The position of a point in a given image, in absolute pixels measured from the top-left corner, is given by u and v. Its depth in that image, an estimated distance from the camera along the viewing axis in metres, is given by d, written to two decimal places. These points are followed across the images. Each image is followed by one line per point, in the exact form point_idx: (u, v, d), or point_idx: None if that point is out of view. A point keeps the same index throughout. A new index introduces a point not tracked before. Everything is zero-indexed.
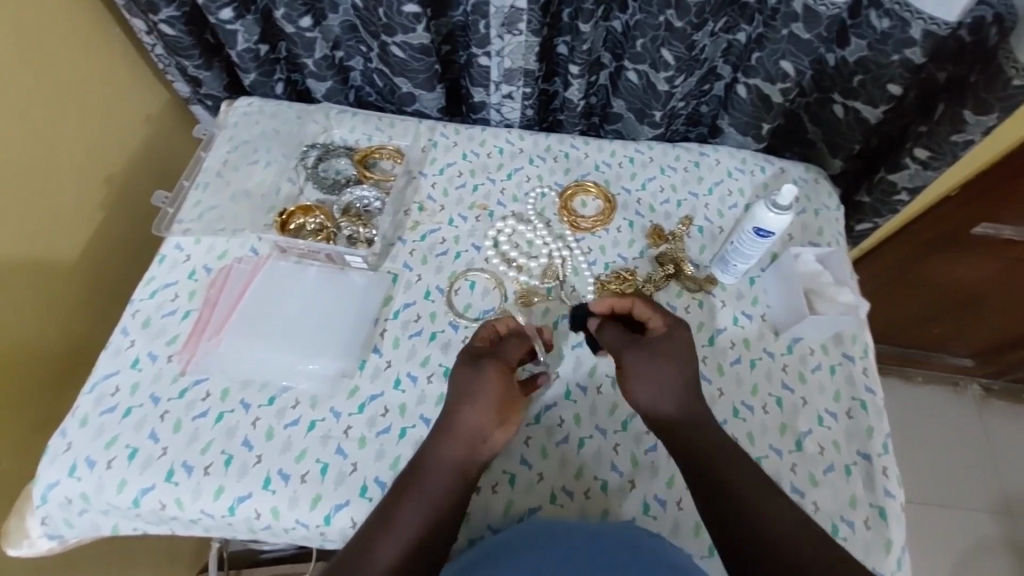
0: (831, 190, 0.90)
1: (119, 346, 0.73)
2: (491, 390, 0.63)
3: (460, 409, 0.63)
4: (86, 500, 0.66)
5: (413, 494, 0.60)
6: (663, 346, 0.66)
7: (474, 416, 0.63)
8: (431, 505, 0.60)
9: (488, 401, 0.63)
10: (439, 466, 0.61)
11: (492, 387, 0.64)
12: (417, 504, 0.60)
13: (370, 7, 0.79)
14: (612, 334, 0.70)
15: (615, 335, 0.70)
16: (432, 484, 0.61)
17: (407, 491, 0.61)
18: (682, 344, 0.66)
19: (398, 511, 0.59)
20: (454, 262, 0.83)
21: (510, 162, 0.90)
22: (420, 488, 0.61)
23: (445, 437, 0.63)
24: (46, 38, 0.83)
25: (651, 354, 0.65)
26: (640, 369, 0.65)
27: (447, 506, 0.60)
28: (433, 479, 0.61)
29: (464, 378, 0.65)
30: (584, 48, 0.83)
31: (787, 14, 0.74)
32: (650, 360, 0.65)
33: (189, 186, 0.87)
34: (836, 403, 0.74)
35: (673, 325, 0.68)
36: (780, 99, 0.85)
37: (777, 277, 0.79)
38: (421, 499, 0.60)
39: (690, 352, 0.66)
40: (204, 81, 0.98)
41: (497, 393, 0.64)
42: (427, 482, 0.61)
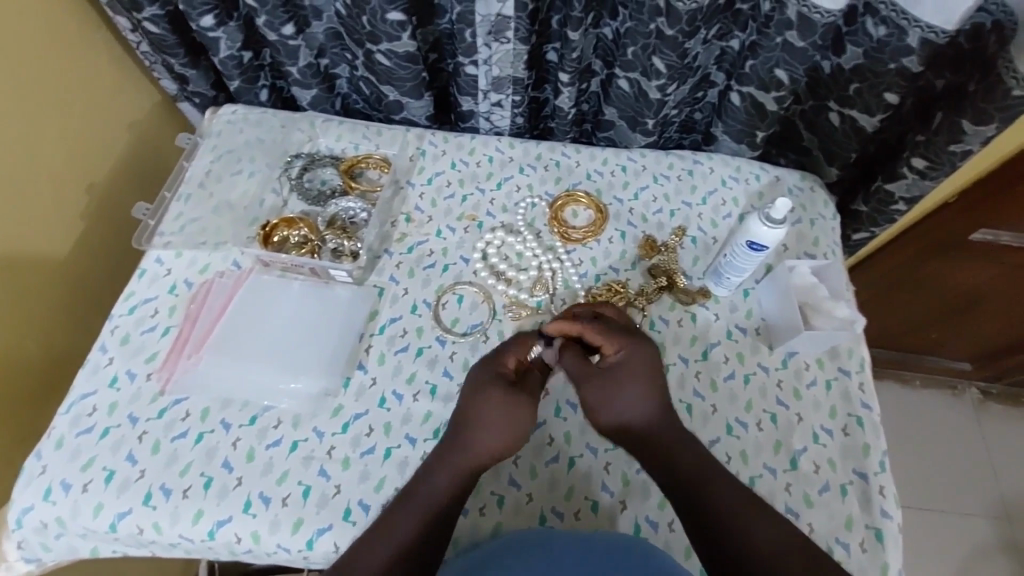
0: (826, 199, 0.88)
1: (97, 364, 0.71)
2: (515, 409, 0.62)
3: (483, 424, 0.61)
4: (61, 525, 0.64)
5: (418, 501, 0.59)
6: (621, 371, 0.63)
7: (496, 434, 0.61)
8: (427, 521, 0.58)
9: (507, 423, 0.61)
10: (447, 477, 0.60)
11: (512, 410, 0.62)
12: (416, 517, 0.58)
13: (353, 15, 0.77)
14: (569, 363, 0.66)
15: (573, 364, 0.66)
16: (437, 492, 0.59)
17: (409, 498, 0.59)
18: (637, 365, 0.63)
19: (400, 513, 0.58)
20: (442, 275, 0.81)
21: (500, 172, 0.89)
22: (425, 494, 0.59)
23: (460, 450, 0.61)
24: (26, 49, 0.81)
25: (608, 381, 0.63)
26: (600, 396, 0.63)
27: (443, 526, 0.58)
28: (436, 493, 0.59)
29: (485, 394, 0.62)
30: (573, 57, 0.81)
31: (781, 21, 0.72)
32: (611, 380, 0.62)
33: (171, 198, 0.85)
34: (831, 420, 0.73)
35: (626, 345, 0.64)
36: (775, 107, 0.83)
37: (771, 289, 0.78)
38: (421, 512, 0.58)
39: (646, 375, 0.63)
40: (190, 78, 0.96)
41: (517, 417, 0.62)
42: (430, 497, 0.59)
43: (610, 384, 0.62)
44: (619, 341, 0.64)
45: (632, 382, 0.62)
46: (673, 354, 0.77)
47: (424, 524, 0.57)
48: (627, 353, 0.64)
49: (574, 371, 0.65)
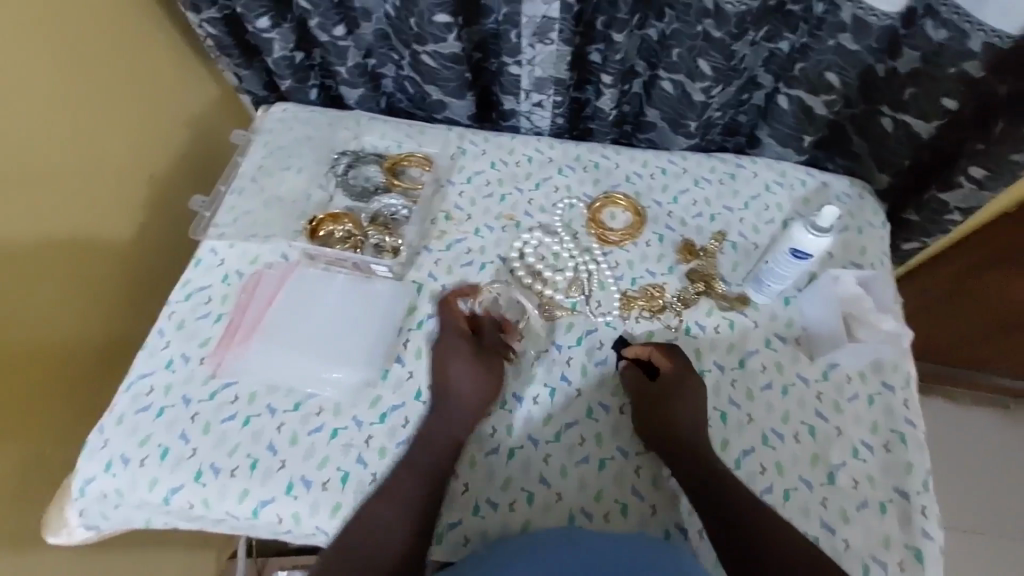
0: (876, 207, 0.87)
1: (154, 347, 0.76)
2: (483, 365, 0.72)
3: (457, 380, 0.70)
4: (120, 496, 0.68)
5: (413, 469, 0.66)
6: (672, 392, 0.69)
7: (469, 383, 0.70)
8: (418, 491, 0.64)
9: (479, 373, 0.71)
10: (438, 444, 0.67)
11: (474, 370, 0.71)
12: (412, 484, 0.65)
13: (402, 17, 0.79)
14: (631, 381, 0.72)
15: (632, 379, 0.73)
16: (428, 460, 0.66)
17: (405, 470, 0.66)
18: (693, 387, 0.70)
19: (398, 482, 0.65)
20: (479, 274, 0.82)
21: (539, 172, 0.90)
22: (417, 463, 0.66)
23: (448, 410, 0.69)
24: (94, 47, 0.86)
25: (659, 394, 0.69)
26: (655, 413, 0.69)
27: (431, 497, 0.64)
28: (429, 462, 0.66)
29: (448, 363, 0.72)
30: (617, 58, 0.81)
31: (834, 24, 0.70)
32: (664, 395, 0.69)
33: (225, 191, 0.89)
34: (872, 435, 0.71)
35: (682, 368, 0.71)
36: (825, 111, 0.81)
37: (814, 299, 0.76)
38: (415, 480, 0.65)
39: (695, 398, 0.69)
40: (244, 78, 1.00)
41: (479, 381, 0.70)
42: (423, 466, 0.66)
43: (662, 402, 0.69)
44: (671, 364, 0.71)
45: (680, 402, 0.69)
46: (709, 360, 0.76)
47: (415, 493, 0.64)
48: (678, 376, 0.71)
49: (632, 387, 0.72)
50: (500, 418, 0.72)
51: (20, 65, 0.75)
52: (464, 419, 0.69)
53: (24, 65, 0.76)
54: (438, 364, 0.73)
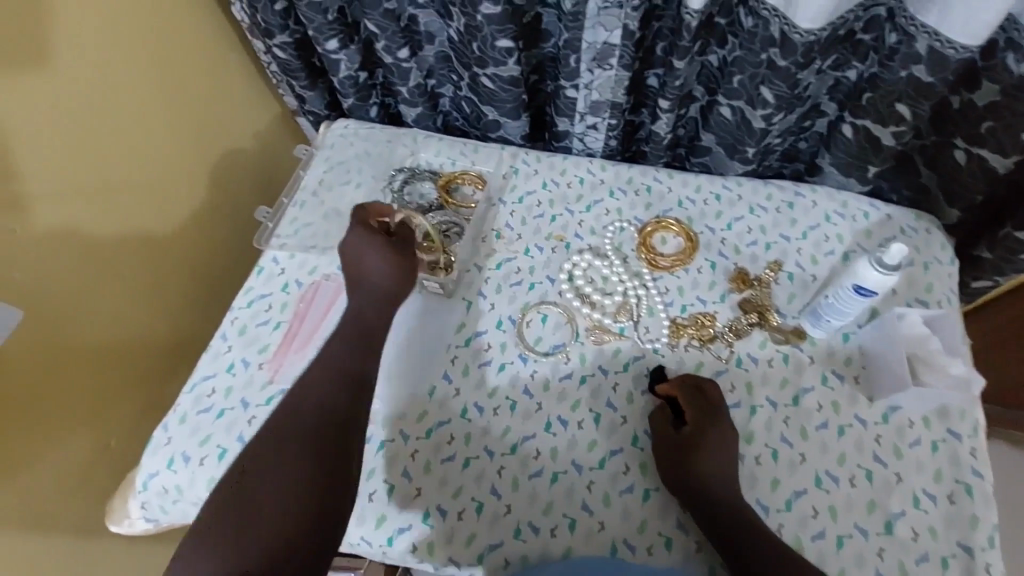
0: (944, 242, 0.83)
1: (217, 350, 0.80)
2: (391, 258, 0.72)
3: (369, 275, 0.72)
4: (179, 492, 0.72)
5: (290, 431, 0.63)
6: (694, 442, 0.66)
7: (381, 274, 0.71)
8: (301, 443, 0.61)
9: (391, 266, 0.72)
10: (317, 398, 0.65)
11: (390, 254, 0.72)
12: (292, 443, 0.61)
13: (465, 41, 0.81)
14: (656, 426, 0.71)
15: (658, 424, 0.71)
16: (307, 414, 0.64)
17: (281, 432, 0.63)
18: (718, 436, 0.67)
19: (275, 444, 0.61)
20: (527, 293, 0.83)
21: (590, 194, 0.90)
22: (294, 423, 0.63)
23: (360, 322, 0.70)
24: (171, 65, 0.91)
25: (683, 445, 0.67)
26: (678, 463, 0.67)
27: (325, 446, 0.61)
28: (305, 416, 0.64)
29: (362, 251, 0.72)
30: (676, 84, 0.80)
31: (908, 55, 0.67)
32: (686, 445, 0.67)
33: (288, 203, 0.93)
34: (935, 484, 0.68)
35: (704, 415, 0.68)
36: (892, 142, 0.78)
37: (874, 338, 0.73)
38: (293, 437, 0.62)
39: (720, 447, 0.66)
40: (308, 99, 1.04)
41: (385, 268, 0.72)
42: (300, 422, 0.63)
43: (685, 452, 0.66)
44: (693, 411, 0.69)
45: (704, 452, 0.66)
46: (760, 395, 0.74)
47: (299, 448, 0.61)
48: (700, 424, 0.68)
49: (657, 432, 0.70)
50: (544, 441, 0.72)
51: (109, 81, 0.81)
52: (374, 309, 0.71)
53: (114, 81, 0.82)
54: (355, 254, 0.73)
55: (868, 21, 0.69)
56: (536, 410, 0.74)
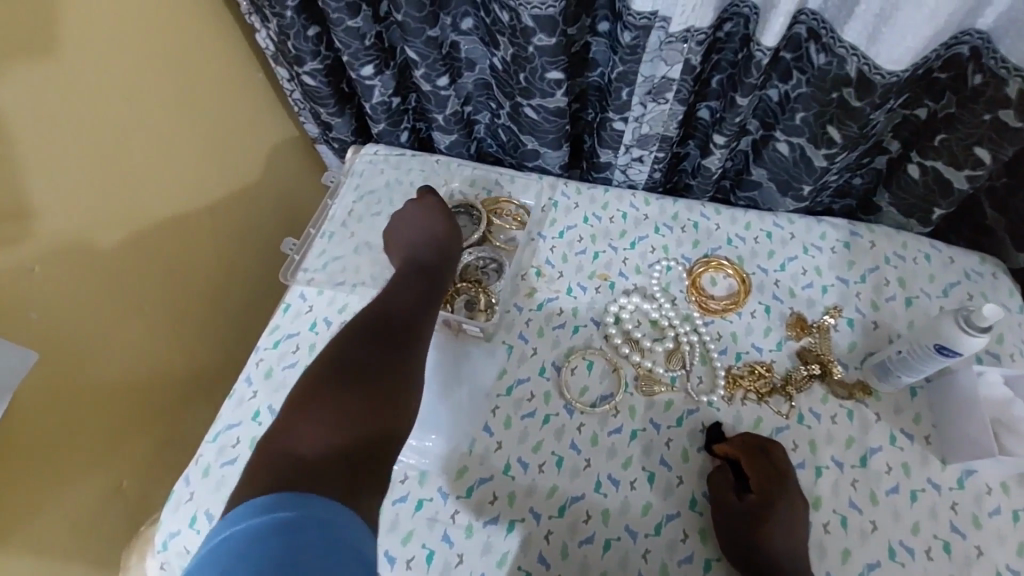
0: (1012, 287, 0.79)
1: (242, 395, 0.75)
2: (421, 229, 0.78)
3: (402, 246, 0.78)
4: None
5: (368, 331, 0.63)
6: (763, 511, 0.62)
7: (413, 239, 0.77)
8: (373, 344, 0.61)
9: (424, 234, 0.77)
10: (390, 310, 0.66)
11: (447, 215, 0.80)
12: (365, 340, 0.62)
13: (510, 71, 0.76)
14: (717, 490, 0.65)
15: (720, 488, 0.65)
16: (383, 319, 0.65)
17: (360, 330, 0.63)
18: (788, 505, 0.62)
19: (353, 340, 0.62)
20: (572, 337, 0.78)
21: (634, 230, 0.85)
22: (372, 325, 0.64)
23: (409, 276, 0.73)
24: (195, 88, 0.87)
25: (750, 513, 0.62)
26: (745, 532, 0.61)
27: (389, 354, 0.61)
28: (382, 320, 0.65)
29: (397, 230, 0.80)
30: (735, 121, 0.76)
31: (994, 98, 0.63)
32: (755, 514, 0.62)
33: (315, 234, 0.88)
34: (1019, 559, 0.63)
35: (771, 481, 0.64)
36: (966, 186, 0.73)
37: (948, 396, 0.68)
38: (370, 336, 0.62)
39: (791, 517, 0.61)
40: (336, 126, 0.99)
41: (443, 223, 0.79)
42: (376, 324, 0.64)
43: (753, 521, 0.61)
44: (759, 476, 0.64)
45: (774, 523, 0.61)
46: (825, 454, 0.69)
47: (371, 347, 0.61)
48: (767, 491, 0.63)
49: (719, 498, 0.65)
50: (595, 502, 0.67)
51: (132, 108, 0.77)
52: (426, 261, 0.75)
53: (138, 108, 0.78)
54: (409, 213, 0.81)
55: (947, 60, 0.65)
56: (585, 468, 0.69)
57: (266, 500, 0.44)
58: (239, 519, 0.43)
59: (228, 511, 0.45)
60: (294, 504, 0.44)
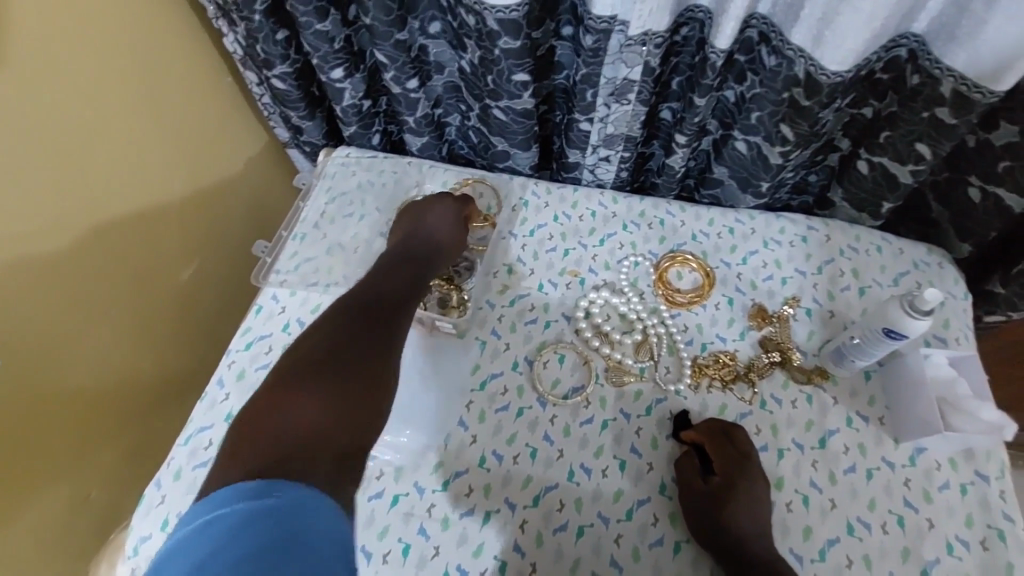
0: (957, 276, 0.83)
1: (214, 397, 0.74)
2: (428, 224, 0.81)
3: (407, 233, 0.80)
4: None
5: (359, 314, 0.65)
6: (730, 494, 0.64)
7: (425, 230, 0.80)
8: (365, 326, 0.63)
9: (428, 227, 0.81)
10: (378, 296, 0.68)
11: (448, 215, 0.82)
12: (357, 322, 0.63)
13: (478, 73, 0.78)
14: (684, 476, 0.68)
15: (688, 474, 0.67)
16: (374, 303, 0.67)
17: (354, 313, 0.65)
18: (749, 487, 0.65)
19: (346, 321, 0.63)
20: (543, 332, 0.80)
21: (603, 228, 0.87)
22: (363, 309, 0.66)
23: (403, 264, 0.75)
24: (161, 91, 0.86)
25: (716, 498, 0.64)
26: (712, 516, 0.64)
27: (380, 337, 0.63)
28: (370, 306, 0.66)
29: (410, 218, 0.82)
30: (695, 120, 0.79)
31: (931, 97, 0.67)
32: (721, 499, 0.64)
33: (287, 236, 0.88)
34: (968, 530, 0.67)
35: (735, 465, 0.66)
36: (910, 180, 0.78)
37: (899, 378, 0.72)
38: (362, 319, 0.64)
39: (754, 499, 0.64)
40: (306, 129, 1.00)
41: (444, 223, 0.81)
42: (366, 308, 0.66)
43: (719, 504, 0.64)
44: (723, 461, 0.67)
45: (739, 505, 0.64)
46: (786, 437, 0.72)
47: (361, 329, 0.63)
48: (732, 474, 0.66)
49: (687, 484, 0.67)
50: (568, 491, 0.68)
51: (97, 110, 0.77)
52: (421, 254, 0.77)
53: (103, 110, 0.77)
54: (415, 211, 0.83)
55: (888, 62, 0.69)
56: (558, 458, 0.70)
57: (251, 485, 0.45)
58: (224, 501, 0.44)
59: (201, 496, 0.47)
60: (281, 493, 0.45)
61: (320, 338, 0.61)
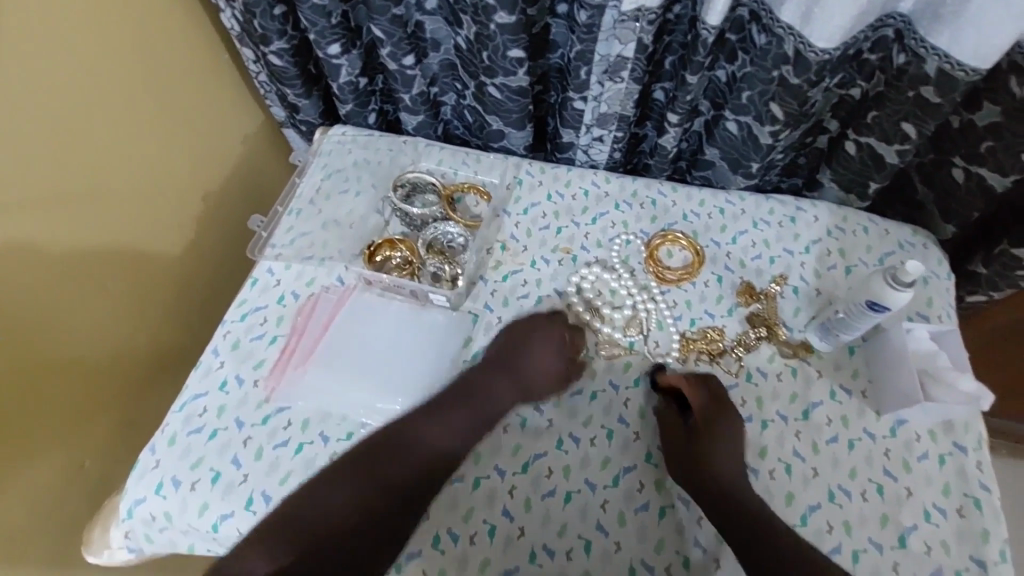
0: (940, 257, 0.85)
1: (209, 366, 0.75)
2: (525, 361, 0.74)
3: (516, 353, 0.75)
4: (168, 519, 0.67)
5: (387, 450, 0.69)
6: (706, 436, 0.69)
7: (533, 362, 0.73)
8: (390, 478, 0.68)
9: (536, 351, 0.74)
10: (419, 443, 0.70)
11: (543, 368, 0.73)
12: (388, 467, 0.69)
13: (474, 50, 0.79)
14: (662, 417, 0.73)
15: (667, 416, 0.73)
16: (410, 459, 0.69)
17: (383, 449, 0.69)
18: (724, 425, 0.70)
19: (370, 459, 0.68)
20: (535, 306, 0.81)
21: (595, 206, 0.88)
22: (392, 450, 0.69)
23: (468, 400, 0.73)
24: (158, 65, 0.86)
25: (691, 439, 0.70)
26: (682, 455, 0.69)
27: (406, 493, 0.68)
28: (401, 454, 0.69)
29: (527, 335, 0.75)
30: (686, 99, 0.80)
31: (916, 76, 0.68)
32: (695, 440, 0.69)
33: (283, 212, 0.89)
34: (945, 498, 0.69)
35: (711, 407, 0.71)
36: (896, 160, 0.80)
37: (882, 352, 0.74)
38: (393, 461, 0.69)
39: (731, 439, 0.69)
40: (302, 107, 1.00)
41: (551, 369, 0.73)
42: (404, 454, 0.69)
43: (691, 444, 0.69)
44: (700, 403, 0.71)
45: (710, 443, 0.69)
46: (771, 409, 0.74)
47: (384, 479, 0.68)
48: (707, 415, 0.70)
49: (664, 424, 0.72)
50: (557, 459, 0.70)
51: (95, 81, 0.77)
52: (497, 377, 0.74)
53: (102, 81, 0.78)
54: (525, 329, 0.76)
55: (875, 41, 0.71)
56: (547, 427, 0.72)
57: None
58: None
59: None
60: None
61: (342, 476, 0.67)
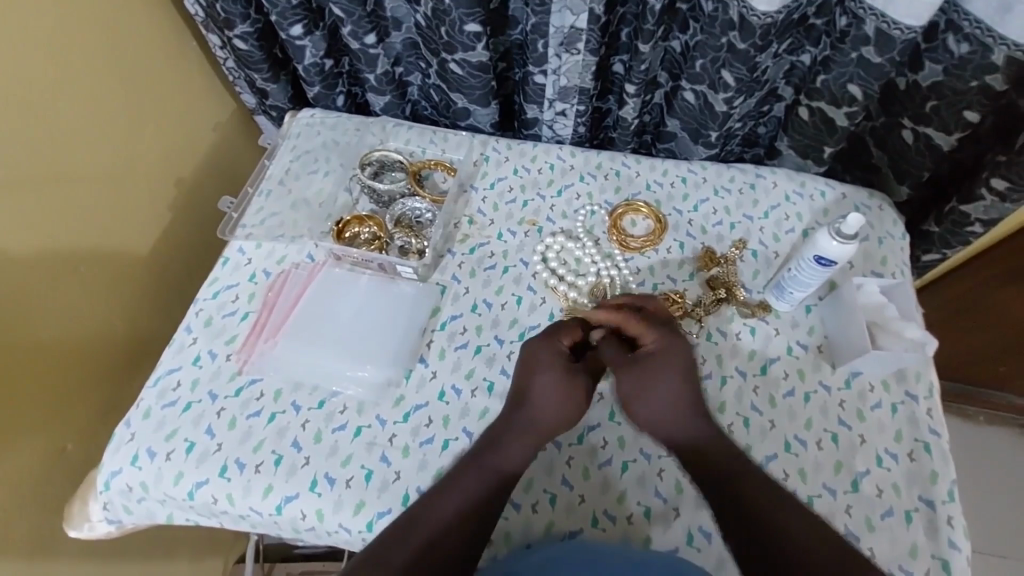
0: (896, 218, 0.87)
1: (181, 343, 0.77)
2: (539, 391, 0.68)
3: (528, 383, 0.69)
4: (145, 489, 0.69)
5: (410, 529, 0.60)
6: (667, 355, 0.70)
7: (544, 391, 0.68)
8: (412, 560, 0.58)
9: (550, 381, 0.68)
10: (440, 510, 0.61)
11: (556, 390, 0.68)
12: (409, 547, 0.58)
13: (432, 26, 0.81)
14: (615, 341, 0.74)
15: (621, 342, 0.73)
16: (428, 531, 0.60)
17: (406, 533, 0.59)
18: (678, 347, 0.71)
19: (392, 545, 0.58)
20: (502, 276, 0.83)
21: (560, 179, 0.90)
22: (414, 527, 0.60)
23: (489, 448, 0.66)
24: (127, 50, 0.88)
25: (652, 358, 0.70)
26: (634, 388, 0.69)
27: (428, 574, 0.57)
28: (428, 532, 0.60)
29: (536, 367, 0.69)
30: (641, 68, 0.82)
31: (858, 37, 0.71)
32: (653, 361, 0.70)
33: (253, 193, 0.90)
34: (897, 444, 0.71)
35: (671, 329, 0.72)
36: (846, 123, 0.82)
37: (836, 309, 0.76)
38: (415, 539, 0.59)
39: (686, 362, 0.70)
40: (271, 92, 1.02)
41: (567, 399, 0.68)
42: (423, 530, 0.60)
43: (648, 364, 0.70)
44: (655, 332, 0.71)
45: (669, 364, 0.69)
46: (731, 366, 0.76)
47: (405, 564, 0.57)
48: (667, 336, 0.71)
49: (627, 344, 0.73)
50: None
51: (63, 64, 0.78)
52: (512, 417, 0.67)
53: (69, 64, 0.79)
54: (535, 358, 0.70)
55: (819, 6, 0.74)
56: None
57: None
58: None
59: None
60: None
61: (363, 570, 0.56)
